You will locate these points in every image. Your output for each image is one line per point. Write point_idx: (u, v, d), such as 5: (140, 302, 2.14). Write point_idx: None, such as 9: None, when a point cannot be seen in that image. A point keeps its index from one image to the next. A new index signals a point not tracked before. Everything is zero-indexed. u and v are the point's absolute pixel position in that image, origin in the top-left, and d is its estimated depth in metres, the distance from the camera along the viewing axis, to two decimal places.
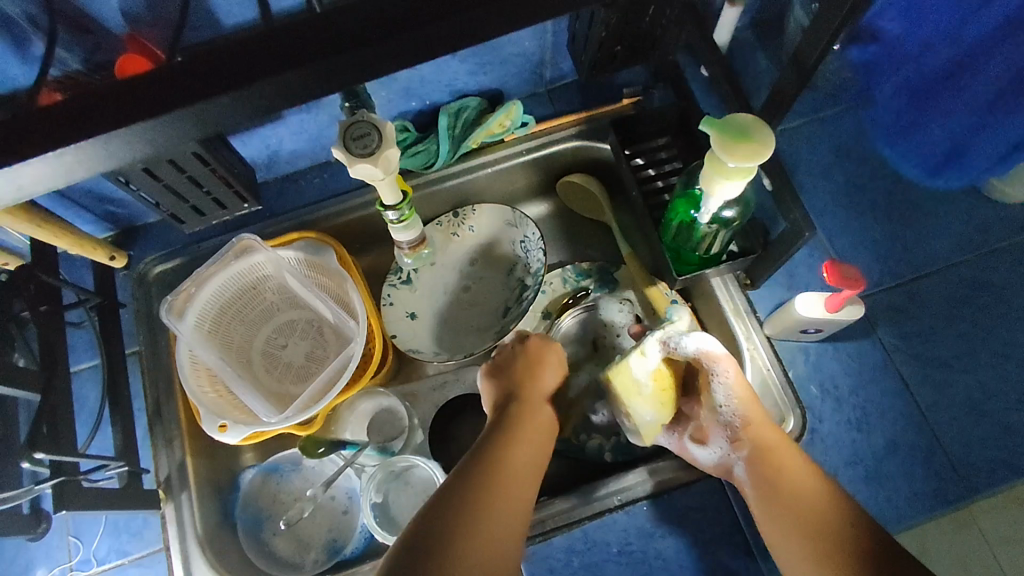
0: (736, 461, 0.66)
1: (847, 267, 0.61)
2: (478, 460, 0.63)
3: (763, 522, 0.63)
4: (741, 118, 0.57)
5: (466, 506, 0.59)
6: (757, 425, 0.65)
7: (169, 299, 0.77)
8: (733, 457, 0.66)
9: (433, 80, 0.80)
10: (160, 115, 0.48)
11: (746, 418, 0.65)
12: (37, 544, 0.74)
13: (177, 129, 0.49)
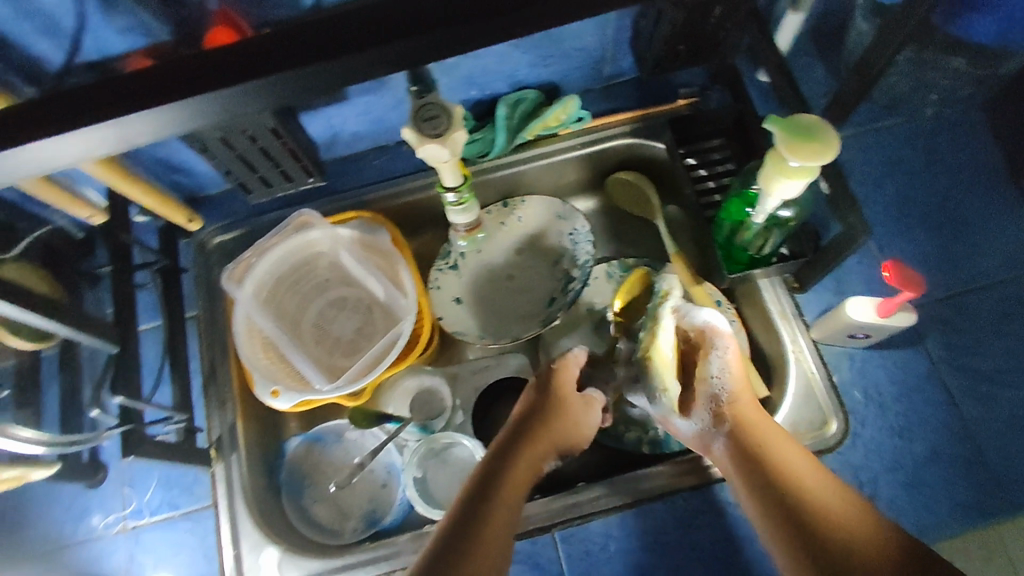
0: (715, 436, 0.68)
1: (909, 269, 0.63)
2: (496, 472, 0.66)
3: (758, 514, 0.63)
4: (805, 119, 0.58)
5: (479, 515, 0.62)
6: (742, 405, 0.68)
7: (229, 266, 0.82)
8: (710, 431, 0.69)
9: (495, 70, 0.82)
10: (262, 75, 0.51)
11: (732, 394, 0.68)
12: (93, 492, 0.77)
13: (278, 96, 0.53)
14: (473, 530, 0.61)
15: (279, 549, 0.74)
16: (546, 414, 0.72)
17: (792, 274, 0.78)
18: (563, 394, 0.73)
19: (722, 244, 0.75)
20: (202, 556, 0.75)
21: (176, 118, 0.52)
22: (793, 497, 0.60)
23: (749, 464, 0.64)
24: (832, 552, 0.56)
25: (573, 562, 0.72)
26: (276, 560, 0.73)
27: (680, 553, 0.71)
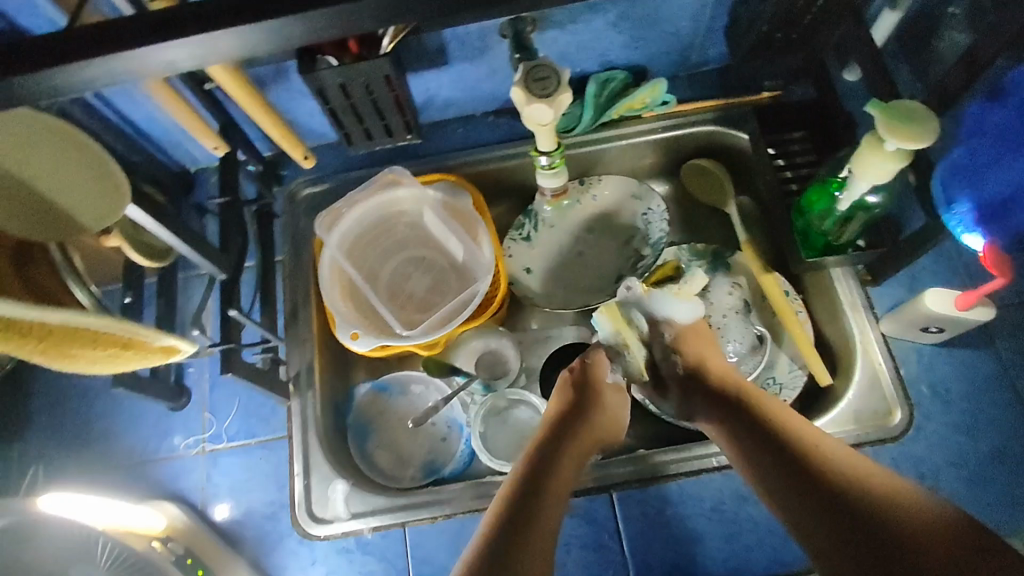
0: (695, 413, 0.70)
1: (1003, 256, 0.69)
2: (540, 474, 0.63)
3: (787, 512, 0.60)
4: (908, 103, 0.60)
5: (527, 520, 0.59)
6: (712, 373, 0.71)
7: (322, 214, 0.85)
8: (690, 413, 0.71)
9: (589, 48, 0.84)
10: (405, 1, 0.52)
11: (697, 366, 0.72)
12: (177, 415, 0.82)
13: None
14: (524, 534, 0.58)
15: (348, 483, 0.76)
16: (583, 413, 0.70)
17: (865, 267, 0.80)
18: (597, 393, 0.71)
19: (801, 228, 0.77)
20: (274, 483, 0.79)
21: None
22: (804, 458, 0.59)
23: (752, 432, 0.63)
24: (862, 519, 0.54)
25: (630, 521, 0.74)
26: (344, 493, 0.76)
27: (737, 524, 0.73)
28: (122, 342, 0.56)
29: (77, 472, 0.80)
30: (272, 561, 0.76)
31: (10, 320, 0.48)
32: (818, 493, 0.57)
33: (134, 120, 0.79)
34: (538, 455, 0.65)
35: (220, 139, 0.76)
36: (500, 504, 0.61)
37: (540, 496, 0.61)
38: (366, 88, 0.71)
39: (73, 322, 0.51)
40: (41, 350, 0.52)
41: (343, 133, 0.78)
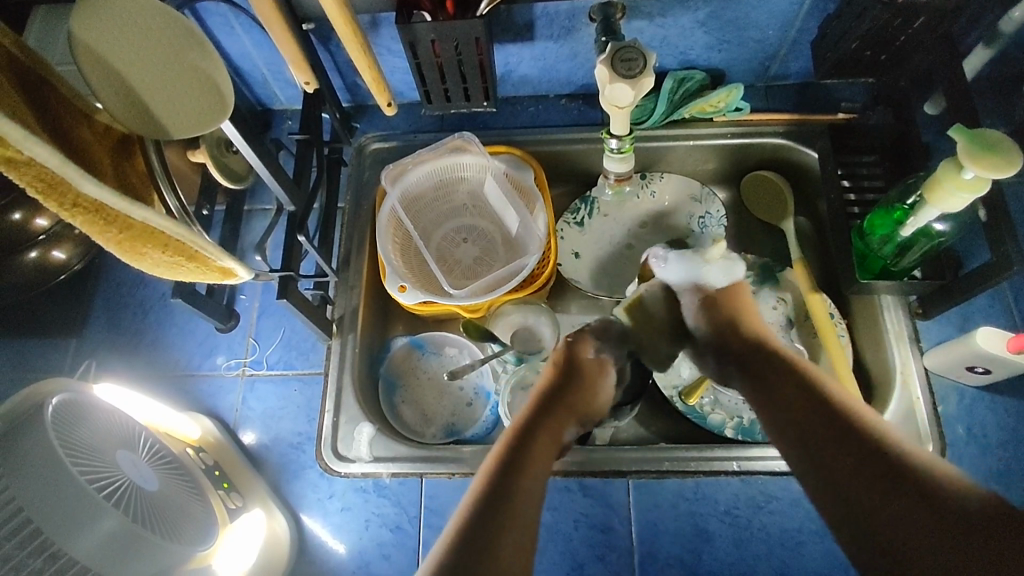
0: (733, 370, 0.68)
1: None
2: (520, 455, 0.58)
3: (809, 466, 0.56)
4: (994, 134, 0.59)
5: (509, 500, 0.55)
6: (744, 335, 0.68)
7: (388, 165, 0.87)
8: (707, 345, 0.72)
9: (673, 43, 0.85)
10: None
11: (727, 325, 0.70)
12: (224, 336, 0.86)
13: None
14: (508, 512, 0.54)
15: (374, 427, 0.78)
16: (576, 393, 0.66)
17: (917, 300, 0.79)
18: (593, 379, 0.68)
19: (859, 249, 0.77)
20: (305, 416, 0.81)
21: None
22: (840, 414, 0.57)
23: (791, 391, 0.61)
24: (896, 478, 0.51)
25: (641, 510, 0.75)
26: (369, 436, 0.77)
27: (748, 530, 0.73)
28: (189, 254, 0.57)
29: (124, 373, 0.84)
30: (292, 490, 0.78)
31: (99, 205, 0.48)
32: (860, 452, 0.54)
33: (228, 52, 0.83)
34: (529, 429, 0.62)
35: (312, 75, 0.79)
36: (487, 471, 0.57)
37: (525, 479, 0.57)
38: (455, 48, 0.73)
39: (150, 222, 0.51)
40: (116, 241, 0.52)
41: (424, 90, 0.80)
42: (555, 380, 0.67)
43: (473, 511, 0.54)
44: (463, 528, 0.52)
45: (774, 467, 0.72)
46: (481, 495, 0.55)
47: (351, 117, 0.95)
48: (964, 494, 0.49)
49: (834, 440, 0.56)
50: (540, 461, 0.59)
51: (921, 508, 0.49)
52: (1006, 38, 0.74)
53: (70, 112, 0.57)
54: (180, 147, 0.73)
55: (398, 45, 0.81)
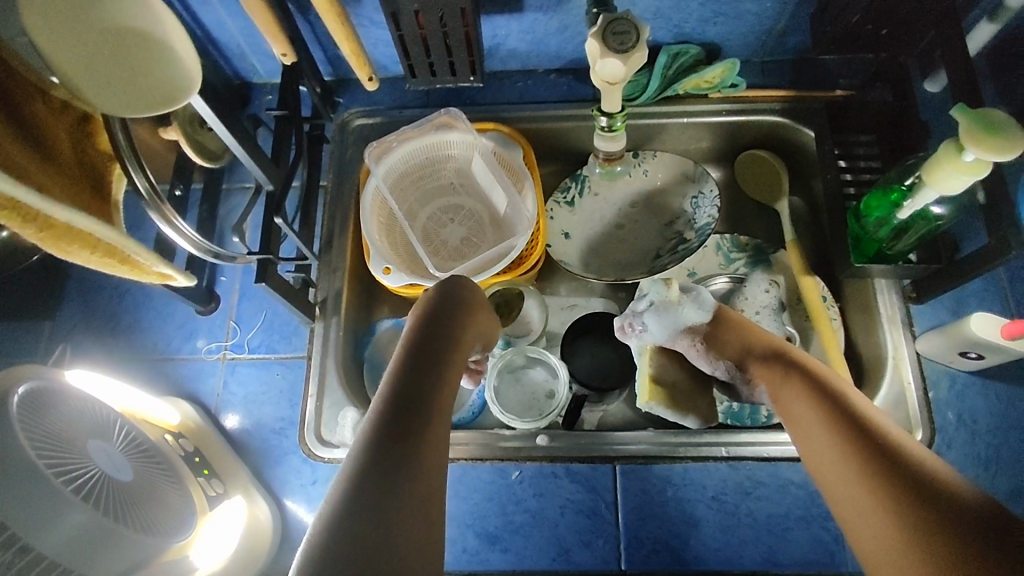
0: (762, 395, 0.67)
1: None
2: (413, 410, 0.55)
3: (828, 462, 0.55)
4: (997, 113, 0.56)
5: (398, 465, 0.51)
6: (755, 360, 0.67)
7: (372, 143, 0.85)
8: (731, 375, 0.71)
9: (667, 16, 0.82)
10: None
11: (735, 353, 0.69)
12: (204, 319, 0.83)
13: None
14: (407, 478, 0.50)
15: (358, 412, 0.77)
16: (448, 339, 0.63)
17: (911, 283, 0.78)
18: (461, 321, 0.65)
19: (854, 232, 0.76)
20: (287, 401, 0.80)
21: None
22: (844, 409, 0.56)
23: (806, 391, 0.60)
24: (900, 472, 0.50)
25: (629, 496, 0.73)
26: (354, 420, 0.76)
27: (736, 517, 0.72)
28: (120, 256, 0.57)
29: (101, 358, 0.82)
30: (274, 475, 0.77)
31: (18, 203, 0.47)
32: (868, 449, 0.53)
33: (203, 22, 0.79)
34: (402, 381, 0.57)
35: (290, 48, 0.76)
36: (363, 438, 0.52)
37: (410, 442, 0.52)
38: (439, 20, 0.69)
39: (78, 225, 0.51)
40: (38, 238, 0.51)
41: (407, 63, 0.77)
42: (425, 327, 0.63)
43: (357, 484, 0.49)
44: (354, 503, 0.48)
45: (763, 454, 0.71)
46: (362, 464, 0.50)
47: (334, 92, 0.92)
48: (959, 490, 0.48)
49: (847, 438, 0.54)
50: (428, 413, 0.55)
51: (912, 508, 0.48)
52: (1010, 14, 0.72)
53: (23, 89, 0.53)
54: (151, 123, 0.70)
55: (381, 16, 0.77)
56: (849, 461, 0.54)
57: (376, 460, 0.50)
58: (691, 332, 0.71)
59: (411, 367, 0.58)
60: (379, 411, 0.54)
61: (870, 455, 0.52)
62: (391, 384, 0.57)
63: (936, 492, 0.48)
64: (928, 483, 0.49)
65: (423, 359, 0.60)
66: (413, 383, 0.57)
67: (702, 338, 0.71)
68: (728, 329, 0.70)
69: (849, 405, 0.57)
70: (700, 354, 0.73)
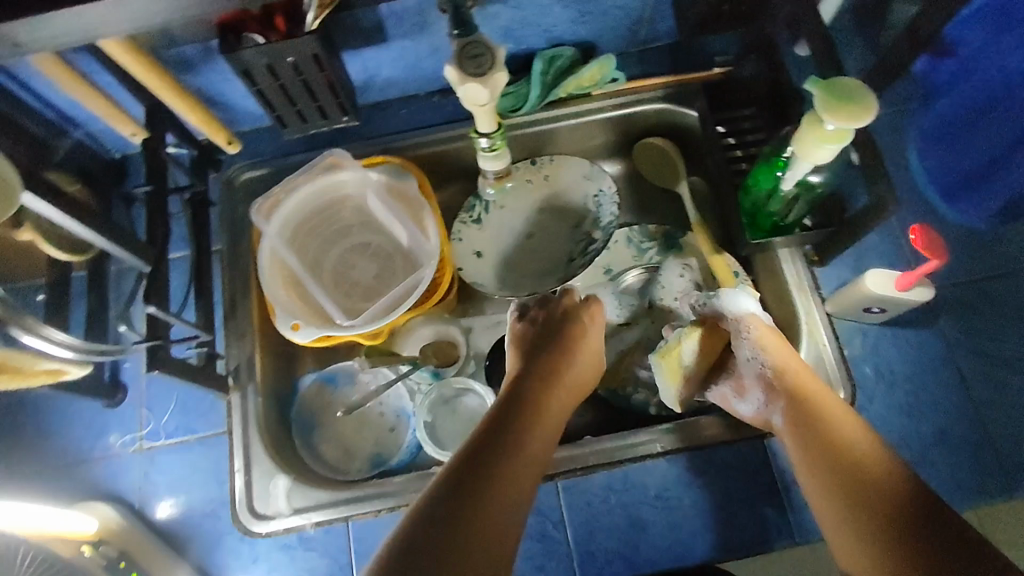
0: (774, 412, 0.67)
1: (934, 234, 0.65)
2: (498, 455, 0.61)
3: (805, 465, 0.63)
4: (848, 81, 0.58)
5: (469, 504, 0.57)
6: (794, 374, 0.67)
7: (259, 200, 0.82)
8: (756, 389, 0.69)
9: (533, 23, 0.81)
10: None
11: (778, 364, 0.67)
12: (113, 412, 0.79)
13: None
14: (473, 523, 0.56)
15: (290, 478, 0.75)
16: (541, 388, 0.69)
17: (812, 247, 0.79)
18: (560, 367, 0.71)
19: (747, 209, 0.77)
20: (214, 481, 0.76)
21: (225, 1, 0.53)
22: (813, 418, 0.64)
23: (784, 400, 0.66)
24: (862, 476, 0.59)
25: (574, 511, 0.73)
26: (285, 488, 0.74)
27: (680, 512, 0.72)
28: None
29: (6, 474, 0.77)
30: (213, 560, 0.74)
31: None
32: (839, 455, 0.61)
33: (52, 102, 0.75)
34: (495, 426, 0.63)
35: (138, 126, 0.75)
36: (447, 473, 0.59)
37: (486, 486, 0.58)
38: (295, 70, 0.67)
39: None
40: None
41: (275, 115, 0.74)
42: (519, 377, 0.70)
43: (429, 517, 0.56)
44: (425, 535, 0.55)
45: (726, 436, 0.71)
46: (438, 497, 0.57)
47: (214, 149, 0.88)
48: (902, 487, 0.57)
49: (822, 446, 0.62)
50: (513, 460, 0.61)
51: (873, 509, 0.57)
52: None
53: None
54: None
55: (227, 75, 0.77)
56: (824, 463, 0.61)
57: (449, 497, 0.57)
58: (747, 317, 0.71)
59: (508, 414, 0.65)
60: (466, 450, 0.61)
61: (836, 462, 0.61)
62: (484, 427, 0.63)
63: (886, 494, 0.57)
64: (882, 486, 0.58)
65: (515, 406, 0.66)
66: (506, 430, 0.63)
67: (753, 332, 0.70)
68: (772, 337, 0.70)
69: (818, 413, 0.64)
70: (746, 343, 0.70)
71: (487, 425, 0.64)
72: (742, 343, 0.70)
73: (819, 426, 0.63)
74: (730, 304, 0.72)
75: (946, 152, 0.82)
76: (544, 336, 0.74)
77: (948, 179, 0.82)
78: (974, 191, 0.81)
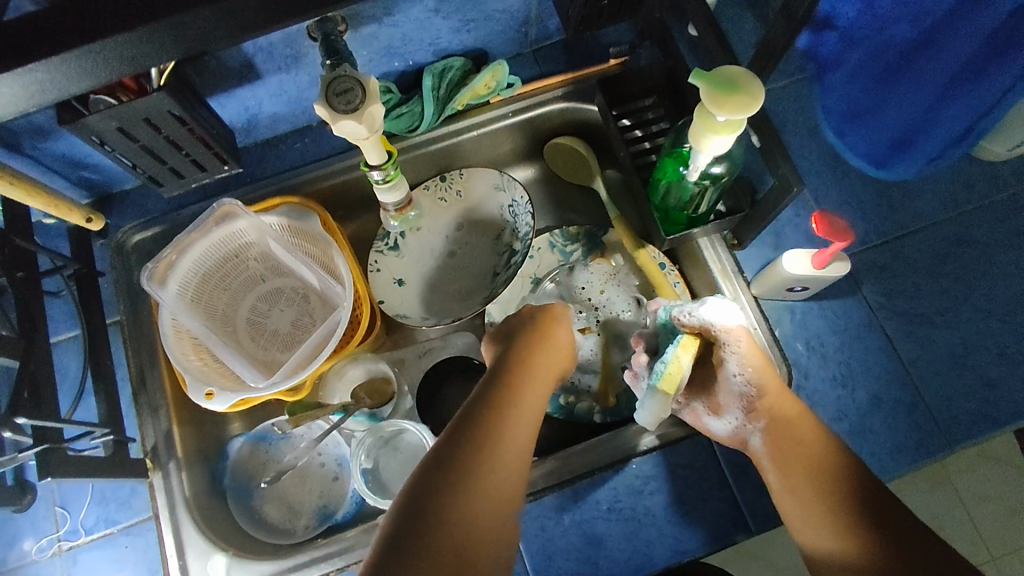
0: (753, 432, 0.67)
1: (836, 219, 0.67)
2: (481, 431, 0.58)
3: (777, 471, 0.65)
4: (729, 70, 0.56)
5: (452, 485, 0.54)
6: (774, 396, 0.66)
7: (149, 265, 0.74)
8: (736, 415, 0.68)
9: (416, 38, 0.77)
10: (129, 28, 0.48)
11: (761, 387, 0.67)
12: (24, 516, 0.73)
13: (139, 51, 0.50)
14: (454, 503, 0.53)
15: (228, 555, 0.71)
16: (523, 362, 0.66)
17: (730, 232, 0.78)
18: (541, 345, 0.69)
19: (660, 205, 0.75)
20: (146, 571, 0.72)
21: (36, 80, 0.48)
22: (782, 426, 0.65)
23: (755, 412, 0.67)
24: (833, 480, 0.62)
25: (529, 539, 0.71)
26: (224, 567, 0.70)
27: (634, 521, 0.71)
28: None
29: None
30: None
31: None
32: (811, 462, 0.63)
33: None
34: (478, 402, 0.60)
35: None
36: (429, 454, 0.57)
37: (469, 466, 0.56)
38: (153, 129, 0.65)
39: None
40: None
41: (136, 168, 0.72)
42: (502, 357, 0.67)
43: (407, 503, 0.53)
44: (403, 521, 0.52)
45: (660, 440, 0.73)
46: (418, 480, 0.55)
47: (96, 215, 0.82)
48: (867, 485, 0.62)
49: (793, 454, 0.64)
50: (500, 436, 0.58)
51: (847, 509, 0.61)
52: None
53: None
54: None
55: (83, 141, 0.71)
56: (799, 471, 0.63)
57: (429, 481, 0.54)
58: (737, 331, 0.67)
59: (491, 389, 0.62)
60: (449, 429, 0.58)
61: (809, 468, 0.63)
62: (468, 406, 0.60)
63: (855, 496, 0.61)
64: (851, 487, 0.62)
65: (498, 381, 0.63)
66: (492, 405, 0.60)
67: (738, 347, 0.67)
68: (756, 353, 0.67)
69: (785, 421, 0.66)
70: (733, 358, 0.67)
71: (471, 402, 0.61)
72: (732, 364, 0.67)
73: (791, 433, 0.65)
74: (723, 317, 0.66)
75: (860, 122, 0.79)
76: (526, 317, 0.72)
77: (876, 150, 0.79)
78: (864, 134, 0.80)
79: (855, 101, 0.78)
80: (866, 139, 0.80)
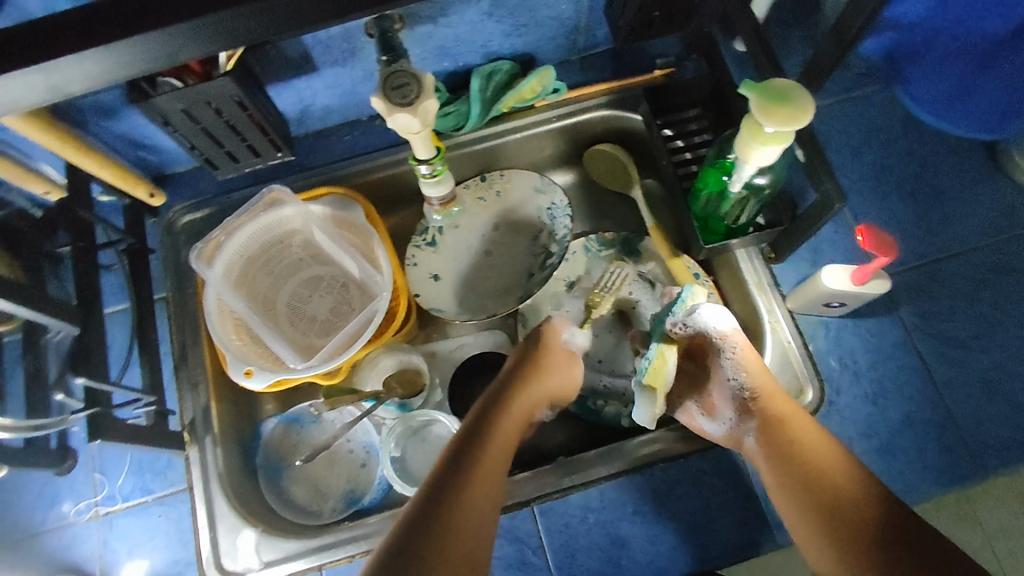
0: (745, 431, 0.67)
1: (880, 231, 0.67)
2: (466, 475, 0.59)
3: (776, 484, 0.64)
4: (780, 82, 0.57)
5: (437, 527, 0.55)
6: (769, 401, 0.66)
7: (199, 244, 0.78)
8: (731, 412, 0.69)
9: (468, 40, 0.79)
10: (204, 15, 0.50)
11: (755, 389, 0.67)
12: (64, 480, 0.76)
13: (213, 38, 0.52)
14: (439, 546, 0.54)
15: (256, 531, 0.72)
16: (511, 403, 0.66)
17: (768, 245, 0.78)
18: (534, 383, 0.69)
19: (700, 212, 0.76)
20: (177, 542, 0.74)
21: (116, 62, 0.51)
22: (782, 440, 0.64)
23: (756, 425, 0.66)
24: (828, 496, 0.60)
25: (552, 535, 0.71)
26: (252, 542, 0.72)
27: (657, 526, 0.71)
28: None
29: None
30: None
31: None
32: (807, 476, 0.61)
33: None
34: (464, 445, 0.61)
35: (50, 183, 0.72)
36: (416, 497, 0.57)
37: (454, 508, 0.56)
38: (215, 112, 0.68)
39: None
40: None
41: (195, 150, 0.75)
42: (491, 396, 0.67)
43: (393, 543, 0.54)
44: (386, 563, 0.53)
45: (679, 449, 0.73)
46: (404, 523, 0.55)
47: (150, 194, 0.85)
48: (867, 504, 0.58)
49: (790, 467, 0.63)
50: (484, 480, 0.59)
51: (841, 526, 0.58)
52: None
53: None
54: None
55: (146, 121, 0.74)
56: (795, 484, 0.62)
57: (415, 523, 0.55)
58: (731, 336, 0.69)
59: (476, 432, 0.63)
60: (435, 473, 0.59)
61: (804, 483, 0.61)
62: (454, 448, 0.61)
63: (852, 514, 0.58)
64: (849, 505, 0.59)
65: (484, 423, 0.64)
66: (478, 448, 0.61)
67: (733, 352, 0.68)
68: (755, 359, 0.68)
69: (786, 434, 0.64)
70: (730, 362, 0.69)
71: (457, 445, 0.62)
72: (728, 362, 0.69)
73: (789, 446, 0.63)
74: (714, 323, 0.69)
75: (954, 105, 0.80)
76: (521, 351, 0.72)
77: (983, 125, 0.80)
78: (962, 116, 0.80)
79: (949, 86, 0.79)
80: (964, 118, 0.80)
